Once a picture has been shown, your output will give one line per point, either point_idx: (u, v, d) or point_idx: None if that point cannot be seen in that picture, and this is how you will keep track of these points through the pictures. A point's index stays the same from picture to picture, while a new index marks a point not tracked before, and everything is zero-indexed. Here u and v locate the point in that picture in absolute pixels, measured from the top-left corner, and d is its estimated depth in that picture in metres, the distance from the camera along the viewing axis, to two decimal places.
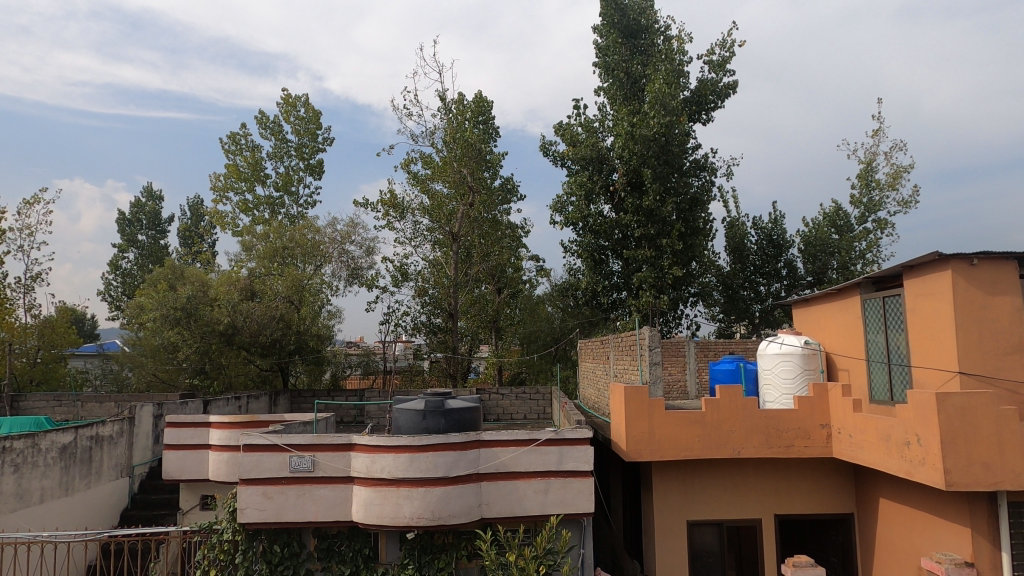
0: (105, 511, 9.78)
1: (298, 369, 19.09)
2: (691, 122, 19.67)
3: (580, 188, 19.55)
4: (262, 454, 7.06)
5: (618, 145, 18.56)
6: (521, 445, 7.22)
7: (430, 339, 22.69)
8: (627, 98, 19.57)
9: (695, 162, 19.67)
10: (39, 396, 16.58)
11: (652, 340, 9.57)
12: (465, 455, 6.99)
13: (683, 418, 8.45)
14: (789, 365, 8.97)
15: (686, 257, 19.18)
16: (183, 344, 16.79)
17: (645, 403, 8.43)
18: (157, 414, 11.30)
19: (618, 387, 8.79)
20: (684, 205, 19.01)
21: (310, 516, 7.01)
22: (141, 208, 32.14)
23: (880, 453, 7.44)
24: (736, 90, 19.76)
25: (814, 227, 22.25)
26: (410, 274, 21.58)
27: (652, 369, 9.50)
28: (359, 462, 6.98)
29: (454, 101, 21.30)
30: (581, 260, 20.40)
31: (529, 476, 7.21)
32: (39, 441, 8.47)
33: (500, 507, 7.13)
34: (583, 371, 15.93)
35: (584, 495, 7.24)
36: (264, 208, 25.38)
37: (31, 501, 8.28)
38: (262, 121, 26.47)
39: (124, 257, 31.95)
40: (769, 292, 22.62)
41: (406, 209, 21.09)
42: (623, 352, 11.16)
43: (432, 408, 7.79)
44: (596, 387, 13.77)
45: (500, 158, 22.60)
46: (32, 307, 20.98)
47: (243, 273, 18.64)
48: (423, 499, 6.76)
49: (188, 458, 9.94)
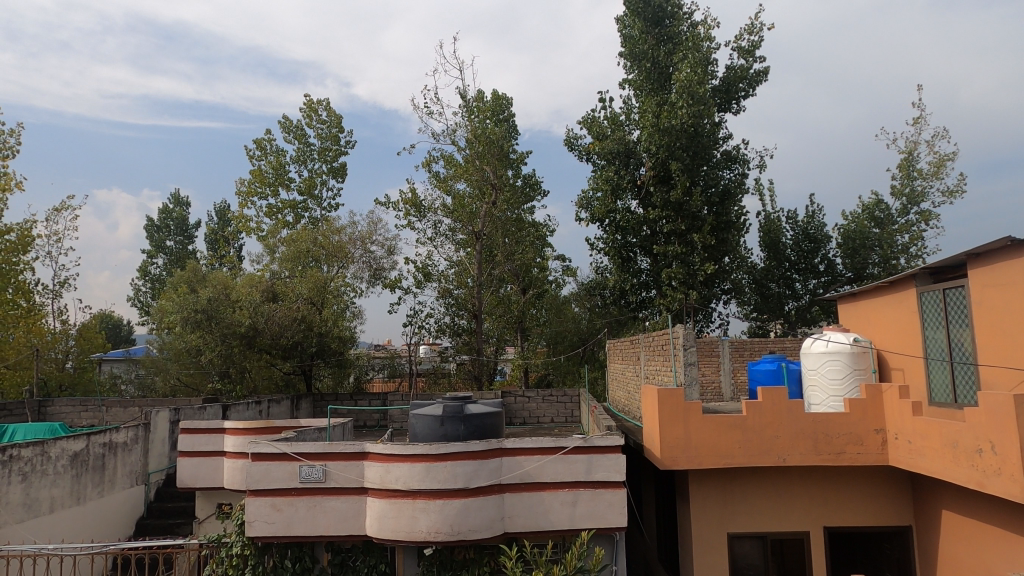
0: (120, 520, 9.50)
1: (323, 372, 18.84)
2: (721, 112, 18.89)
3: (606, 183, 18.94)
4: (270, 463, 6.64)
5: (644, 138, 17.93)
6: (547, 453, 6.67)
7: (455, 341, 22.22)
8: (653, 88, 18.93)
9: (726, 153, 18.87)
10: (66, 401, 16.55)
11: (687, 339, 8.90)
12: (486, 465, 6.48)
13: (722, 423, 7.80)
14: (836, 365, 8.22)
15: (718, 252, 18.42)
16: (205, 348, 16.62)
17: (680, 407, 7.81)
18: (174, 420, 11.00)
19: (650, 389, 8.17)
20: (715, 199, 18.26)
21: (321, 530, 6.56)
22: (169, 214, 32.40)
23: (945, 462, 6.72)
24: (767, 77, 18.92)
25: (853, 220, 21.25)
26: (432, 275, 21.17)
27: (686, 370, 8.85)
28: (373, 471, 6.51)
29: (475, 98, 20.87)
30: (608, 258, 19.77)
31: (556, 486, 6.66)
32: (49, 449, 8.19)
33: (524, 520, 6.59)
34: (613, 373, 15.31)
35: (616, 508, 6.65)
36: (288, 212, 25.25)
37: (40, 511, 8.01)
38: (286, 126, 26.42)
39: (153, 263, 32.26)
40: (806, 288, 21.61)
41: (428, 208, 20.70)
42: (655, 352, 10.54)
43: (451, 413, 7.30)
44: (626, 389, 13.14)
45: (523, 155, 22.09)
46: (61, 313, 21.13)
47: (265, 275, 18.45)
48: (441, 512, 6.26)
49: (203, 465, 9.62)
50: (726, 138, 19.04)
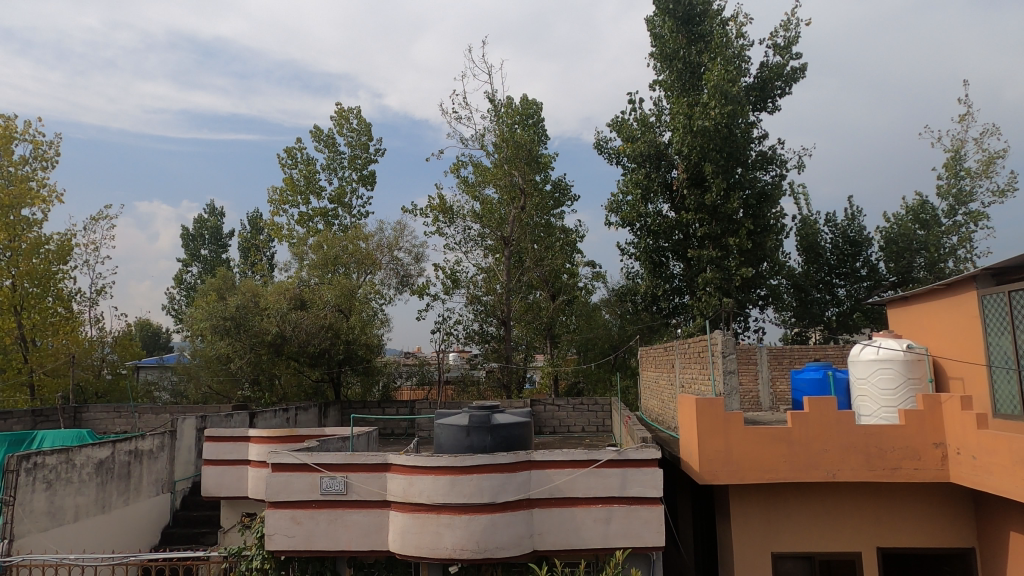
0: (145, 529, 9.41)
1: (351, 379, 18.73)
2: (755, 111, 18.31)
3: (637, 185, 18.44)
4: (290, 473, 6.41)
5: (676, 139, 17.46)
6: (579, 466, 6.30)
7: (484, 348, 21.93)
8: (685, 89, 18.43)
9: (763, 154, 18.28)
10: (100, 408, 16.72)
11: (726, 346, 8.41)
12: (514, 478, 6.14)
13: (766, 435, 7.32)
14: (888, 373, 7.66)
15: (755, 256, 17.78)
16: (235, 354, 16.65)
17: (720, 418, 7.35)
18: (200, 428, 10.91)
19: (687, 398, 7.74)
20: (751, 201, 17.67)
21: (342, 545, 6.29)
22: (204, 224, 32.93)
23: (1014, 480, 6.12)
24: (804, 74, 18.27)
25: (896, 222, 20.37)
26: (461, 281, 20.95)
27: (726, 379, 8.37)
28: (396, 484, 6.22)
29: (502, 102, 20.66)
30: (640, 263, 19.31)
31: (589, 502, 6.27)
32: (74, 457, 8.13)
33: (555, 538, 6.21)
34: (645, 381, 14.82)
35: (652, 525, 6.22)
36: (318, 220, 25.36)
37: (64, 519, 7.93)
38: (316, 134, 26.59)
39: (188, 272, 32.80)
40: (848, 293, 20.74)
41: (456, 214, 20.52)
42: (691, 360, 10.08)
43: (477, 423, 6.98)
44: (660, 398, 12.65)
45: (552, 159, 21.78)
46: (98, 321, 21.49)
47: (294, 282, 18.47)
48: (466, 528, 5.95)
49: (227, 473, 9.48)
50: (762, 138, 18.43)
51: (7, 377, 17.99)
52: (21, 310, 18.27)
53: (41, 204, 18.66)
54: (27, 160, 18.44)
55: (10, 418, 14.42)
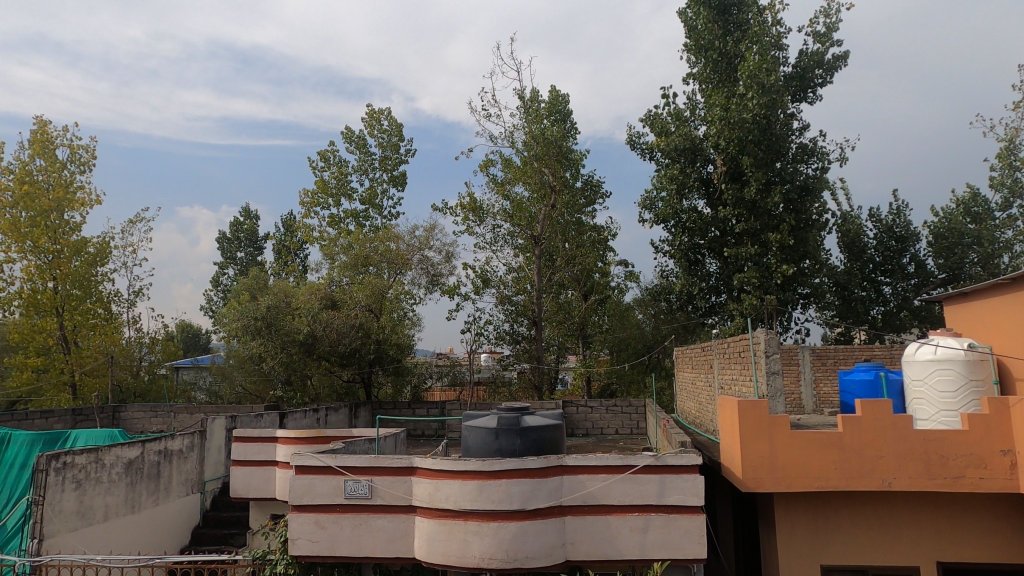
0: (175, 530, 9.37)
1: (382, 379, 18.66)
2: (795, 102, 17.64)
3: (672, 181, 17.91)
4: (314, 476, 6.21)
5: (712, 133, 16.92)
6: (614, 472, 5.94)
7: (515, 348, 21.63)
8: (721, 81, 17.86)
9: (804, 147, 17.58)
10: (137, 407, 16.96)
11: (769, 345, 7.94)
12: (545, 484, 5.83)
13: (815, 441, 6.84)
14: (948, 375, 7.08)
15: (797, 253, 17.10)
16: (266, 355, 16.70)
17: (765, 422, 6.92)
18: (230, 428, 10.86)
19: (729, 401, 7.31)
20: (793, 195, 17.00)
21: (367, 551, 6.06)
22: (239, 227, 33.45)
23: None
24: (846, 62, 17.51)
25: (945, 216, 19.41)
26: (491, 280, 20.70)
27: (770, 380, 7.89)
28: (422, 489, 5.97)
29: (532, 99, 20.38)
30: (675, 261, 18.80)
31: (624, 510, 5.91)
32: (103, 457, 8.12)
33: (588, 548, 5.87)
34: (682, 382, 14.32)
35: (693, 536, 5.81)
36: (350, 221, 25.42)
37: (94, 519, 7.92)
38: (348, 136, 26.69)
39: (225, 274, 33.34)
40: (894, 292, 19.83)
41: (486, 213, 20.29)
42: (731, 360, 9.61)
43: (506, 426, 6.69)
44: (698, 400, 12.19)
45: (583, 157, 21.40)
46: (136, 322, 21.90)
47: (326, 283, 18.50)
48: (494, 537, 5.66)
49: (255, 474, 9.39)
50: (803, 130, 17.73)
51: (49, 376, 18.44)
52: (63, 311, 18.70)
53: (81, 207, 19.07)
54: (67, 165, 18.89)
55: (51, 416, 14.71)
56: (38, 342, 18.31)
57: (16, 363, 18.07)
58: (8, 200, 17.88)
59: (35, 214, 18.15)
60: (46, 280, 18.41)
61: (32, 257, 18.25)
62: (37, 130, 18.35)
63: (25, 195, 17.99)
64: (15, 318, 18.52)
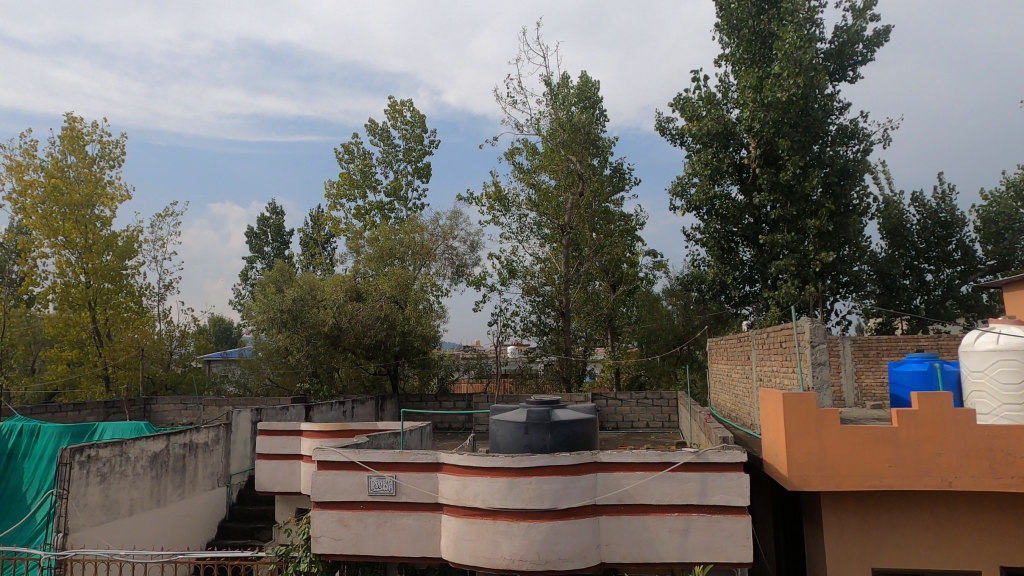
0: (201, 523, 9.28)
1: (408, 371, 18.52)
2: (833, 81, 16.88)
3: (705, 166, 17.31)
4: (337, 472, 5.98)
5: (745, 115, 16.31)
6: (651, 470, 5.58)
7: (542, 340, 21.26)
8: (754, 61, 17.20)
9: (843, 128, 16.81)
10: (167, 400, 17.04)
11: (815, 335, 7.44)
12: (578, 482, 5.49)
13: (867, 437, 6.38)
14: (1011, 367, 6.49)
15: (836, 240, 16.38)
16: (293, 347, 16.67)
17: (812, 416, 6.47)
18: (256, 421, 10.74)
19: (772, 394, 6.87)
20: (832, 179, 16.30)
21: (392, 550, 5.80)
22: (267, 222, 33.65)
23: None
24: (888, 37, 16.68)
25: (994, 200, 18.47)
26: (517, 271, 20.36)
27: (816, 372, 7.41)
28: (448, 486, 5.69)
29: (559, 85, 19.93)
30: (707, 249, 18.23)
31: (663, 510, 5.54)
32: (127, 450, 8.02)
33: (625, 550, 5.52)
34: (716, 374, 13.83)
35: (738, 539, 5.41)
36: (375, 213, 25.30)
37: (119, 513, 7.84)
38: (372, 128, 26.53)
39: (253, 268, 33.58)
40: (939, 280, 18.93)
41: (512, 202, 19.93)
42: (771, 351, 9.14)
43: (535, 420, 6.36)
44: (735, 392, 11.71)
45: (610, 144, 20.91)
46: (166, 315, 22.13)
47: (351, 275, 18.35)
48: (525, 537, 5.36)
49: (280, 468, 9.24)
50: (841, 110, 16.97)
51: (83, 369, 18.74)
52: (95, 305, 18.92)
53: (110, 202, 19.23)
54: (97, 161, 19.06)
55: (84, 408, 14.88)
56: (71, 336, 18.59)
57: (51, 356, 18.40)
58: (40, 195, 18.09)
59: (66, 209, 18.31)
60: (78, 274, 18.66)
61: (64, 252, 18.48)
62: (67, 126, 18.53)
63: (55, 190, 18.17)
64: (49, 312, 18.81)
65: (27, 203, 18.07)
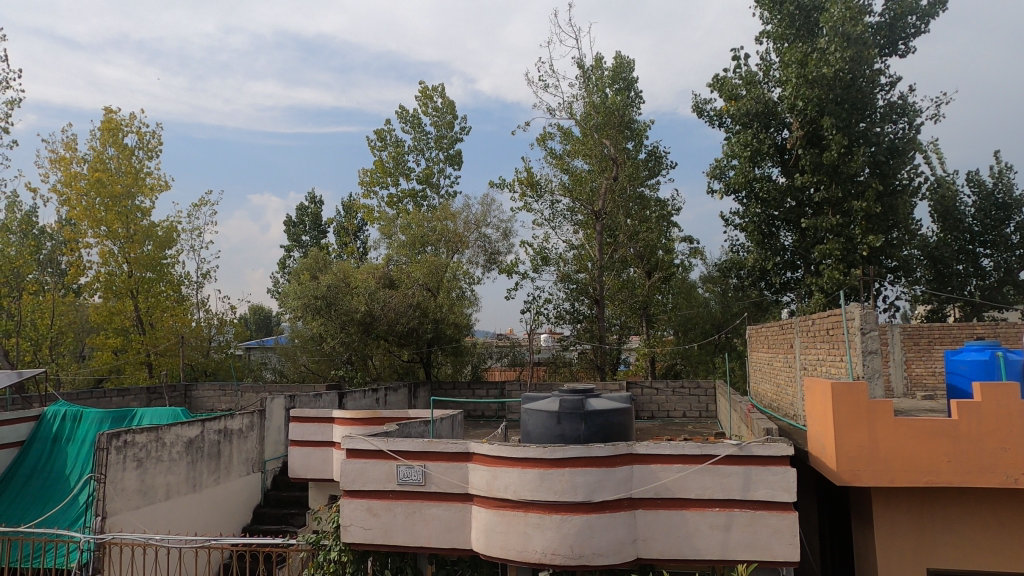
0: (237, 508, 9.38)
1: (441, 359, 18.50)
2: (883, 55, 16.05)
3: (745, 148, 16.70)
4: (366, 461, 5.87)
5: (788, 93, 15.68)
6: (691, 463, 5.32)
7: (576, 328, 21.00)
8: (798, 36, 16.46)
9: (892, 105, 15.98)
10: (208, 386, 17.37)
11: (866, 322, 7.02)
12: (613, 475, 5.27)
13: (924, 430, 5.97)
14: None
15: (885, 223, 15.65)
16: (327, 334, 16.80)
17: (863, 408, 6.07)
18: (289, 407, 10.78)
19: (819, 384, 6.48)
20: (879, 158, 15.56)
21: (422, 541, 5.68)
22: (304, 211, 34.06)
23: None
24: (944, 8, 15.76)
25: None
26: (551, 258, 20.10)
27: (867, 361, 7.00)
28: (478, 476, 5.53)
29: (592, 66, 19.47)
30: (747, 234, 17.64)
31: (703, 505, 5.27)
32: (163, 436, 8.12)
33: (662, 545, 5.29)
34: (756, 362, 13.40)
35: (784, 537, 5.10)
36: (408, 201, 25.29)
37: (156, 498, 7.94)
38: (403, 115, 26.46)
39: (290, 257, 34.05)
40: (996, 265, 17.90)
41: (545, 188, 19.63)
42: (817, 338, 8.71)
43: (568, 410, 6.14)
44: (777, 382, 11.30)
45: (646, 127, 20.41)
46: (205, 303, 22.58)
47: (384, 262, 18.38)
48: (558, 530, 5.17)
49: (312, 455, 9.24)
50: (890, 86, 16.15)
51: (127, 356, 19.26)
52: (137, 294, 19.40)
53: (150, 192, 19.60)
54: (137, 152, 19.40)
55: (127, 394, 15.27)
56: (116, 324, 19.10)
57: (98, 343, 18.96)
58: (83, 187, 18.49)
59: (108, 200, 18.70)
60: (121, 264, 19.11)
61: (106, 243, 18.95)
62: (105, 118, 18.90)
63: (97, 182, 18.55)
64: (95, 300, 19.36)
65: (72, 195, 18.54)
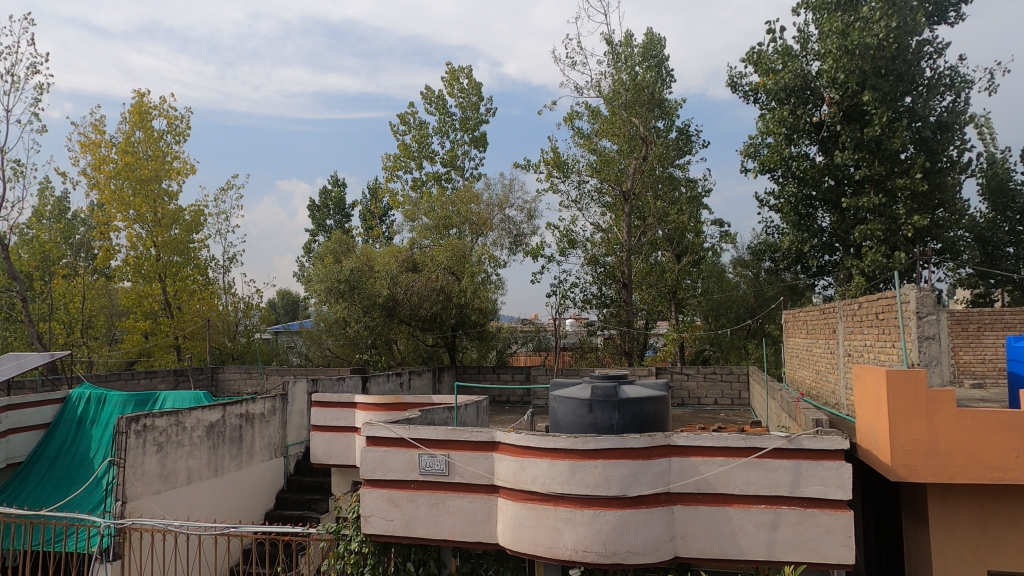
0: (259, 493, 9.26)
1: (465, 344, 18.23)
2: (931, 24, 15.15)
3: (780, 125, 15.99)
4: (387, 449, 5.59)
5: (827, 66, 14.92)
6: (734, 456, 4.92)
7: (602, 312, 20.57)
8: (839, 5, 15.62)
9: (940, 76, 15.07)
10: (233, 369, 17.38)
11: (922, 306, 6.50)
12: (649, 468, 4.89)
13: (989, 423, 5.48)
14: None
15: (930, 202, 14.87)
16: (351, 318, 16.68)
17: (922, 397, 5.54)
18: (312, 392, 10.60)
19: (871, 371, 5.97)
20: (925, 133, 14.74)
21: (445, 534, 5.39)
22: (328, 195, 33.93)
23: None
24: None
25: None
26: (577, 241, 19.64)
27: (923, 348, 6.49)
28: (505, 467, 5.21)
29: (622, 42, 18.78)
30: (783, 215, 16.92)
31: (748, 501, 4.87)
32: (184, 420, 7.97)
33: (701, 543, 4.92)
34: (793, 349, 12.86)
35: (837, 537, 4.69)
36: (431, 184, 24.99)
37: (177, 482, 7.82)
38: (427, 97, 26.09)
39: (315, 241, 34.08)
40: None
41: (572, 169, 19.13)
42: (864, 323, 8.18)
43: (601, 398, 5.77)
44: (816, 369, 10.77)
45: (677, 105, 19.77)
46: (231, 286, 22.66)
47: (408, 246, 18.09)
48: (590, 526, 4.84)
49: (335, 441, 9.06)
50: (938, 56, 15.24)
51: (156, 338, 19.45)
52: (165, 278, 19.48)
53: (177, 176, 19.60)
54: (164, 136, 19.37)
55: (155, 376, 15.35)
56: (144, 307, 19.31)
57: (127, 326, 19.18)
58: (111, 171, 18.57)
59: (136, 183, 18.75)
60: (149, 247, 19.22)
61: (134, 227, 19.04)
62: (133, 102, 18.91)
63: (126, 166, 18.61)
64: (124, 284, 19.53)
65: (101, 178, 18.62)
